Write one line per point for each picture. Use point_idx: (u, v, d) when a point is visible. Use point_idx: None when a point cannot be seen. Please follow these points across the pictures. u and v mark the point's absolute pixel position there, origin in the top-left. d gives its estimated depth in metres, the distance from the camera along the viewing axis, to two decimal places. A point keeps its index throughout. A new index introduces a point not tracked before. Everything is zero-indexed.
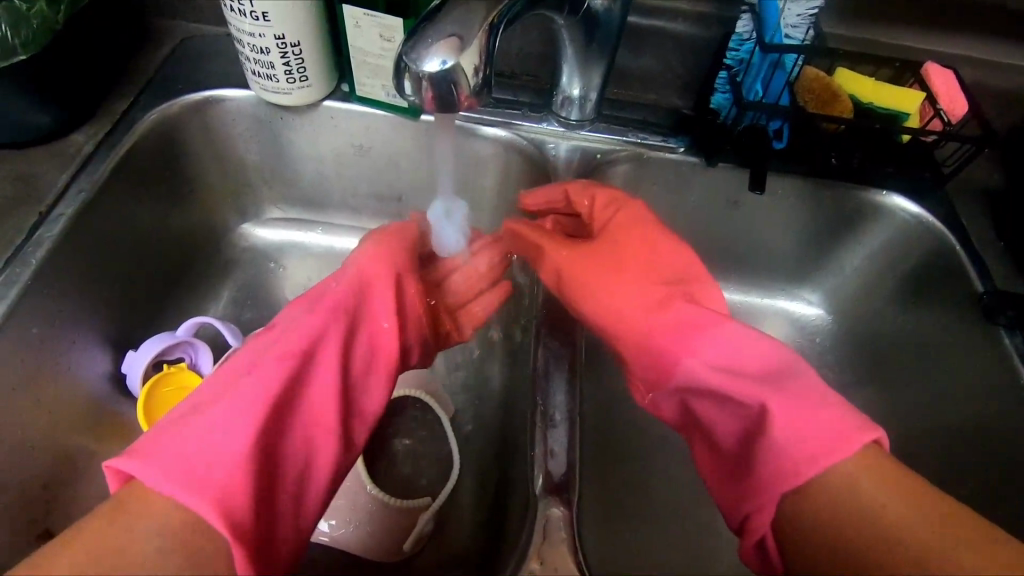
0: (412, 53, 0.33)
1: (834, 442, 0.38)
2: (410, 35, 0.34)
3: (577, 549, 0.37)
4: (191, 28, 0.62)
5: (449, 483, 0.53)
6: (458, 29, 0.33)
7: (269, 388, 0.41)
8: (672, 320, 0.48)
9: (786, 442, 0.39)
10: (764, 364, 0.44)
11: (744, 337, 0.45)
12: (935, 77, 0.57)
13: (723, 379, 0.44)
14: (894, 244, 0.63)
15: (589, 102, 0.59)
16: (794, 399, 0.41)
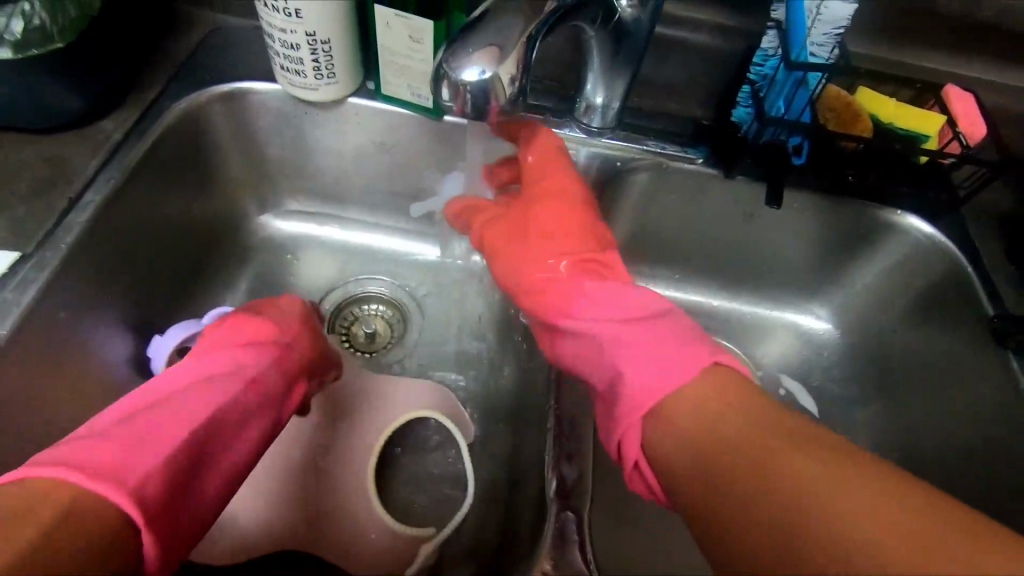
0: (453, 61, 0.34)
1: (677, 367, 0.43)
2: (447, 45, 0.35)
3: (588, 552, 0.38)
4: (219, 18, 0.62)
5: (454, 516, 0.53)
6: (498, 39, 0.34)
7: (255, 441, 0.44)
8: (568, 277, 0.54)
9: (647, 372, 0.44)
10: (642, 308, 0.50)
11: (621, 292, 0.52)
12: (955, 98, 0.58)
13: (615, 332, 0.49)
14: (905, 264, 0.64)
15: (611, 110, 0.59)
16: (656, 336, 0.46)
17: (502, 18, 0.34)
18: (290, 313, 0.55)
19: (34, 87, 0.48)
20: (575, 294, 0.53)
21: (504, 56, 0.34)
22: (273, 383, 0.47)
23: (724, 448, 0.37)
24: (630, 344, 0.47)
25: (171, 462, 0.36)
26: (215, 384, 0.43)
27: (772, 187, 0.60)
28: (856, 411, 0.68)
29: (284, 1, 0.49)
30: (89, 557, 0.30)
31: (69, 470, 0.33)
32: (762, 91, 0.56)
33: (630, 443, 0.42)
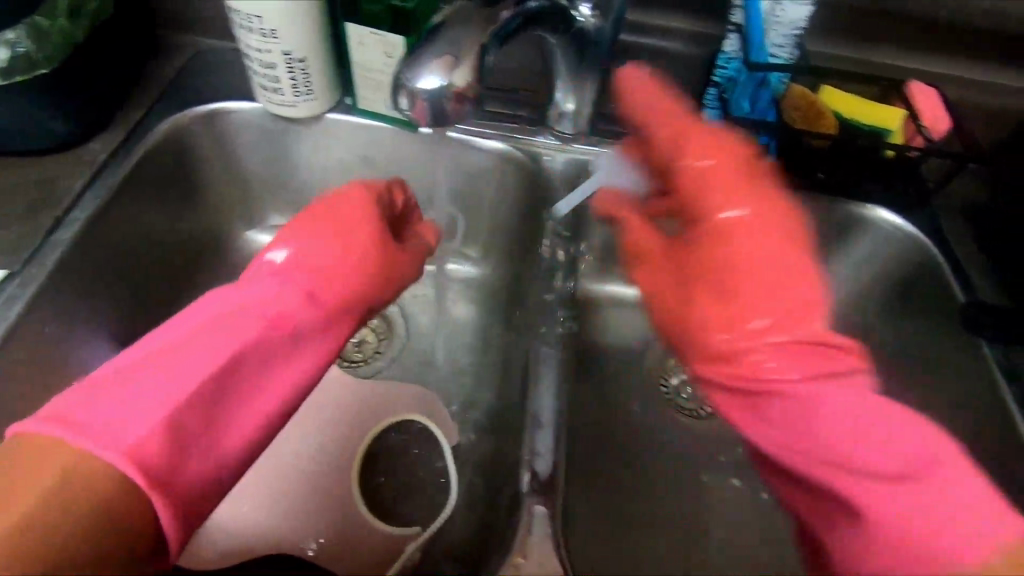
0: (409, 71, 0.35)
1: (977, 506, 0.37)
2: (405, 57, 0.36)
3: (560, 545, 0.38)
4: (202, 42, 0.64)
5: (441, 516, 0.52)
6: (453, 49, 0.35)
7: (297, 376, 0.45)
8: (779, 404, 0.43)
9: (903, 533, 0.38)
10: (907, 458, 0.40)
11: (846, 408, 0.42)
12: (919, 95, 0.60)
13: (863, 422, 0.41)
14: (880, 257, 0.64)
15: (583, 116, 0.61)
16: (922, 501, 0.38)
17: (456, 29, 0.36)
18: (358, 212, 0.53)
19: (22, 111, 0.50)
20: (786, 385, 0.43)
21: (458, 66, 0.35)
22: (312, 316, 0.47)
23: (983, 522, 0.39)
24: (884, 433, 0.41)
25: (182, 415, 0.37)
26: (254, 319, 0.44)
27: None
28: None
29: (260, 23, 0.51)
30: (77, 535, 0.32)
31: (79, 425, 0.35)
32: (726, 93, 0.58)
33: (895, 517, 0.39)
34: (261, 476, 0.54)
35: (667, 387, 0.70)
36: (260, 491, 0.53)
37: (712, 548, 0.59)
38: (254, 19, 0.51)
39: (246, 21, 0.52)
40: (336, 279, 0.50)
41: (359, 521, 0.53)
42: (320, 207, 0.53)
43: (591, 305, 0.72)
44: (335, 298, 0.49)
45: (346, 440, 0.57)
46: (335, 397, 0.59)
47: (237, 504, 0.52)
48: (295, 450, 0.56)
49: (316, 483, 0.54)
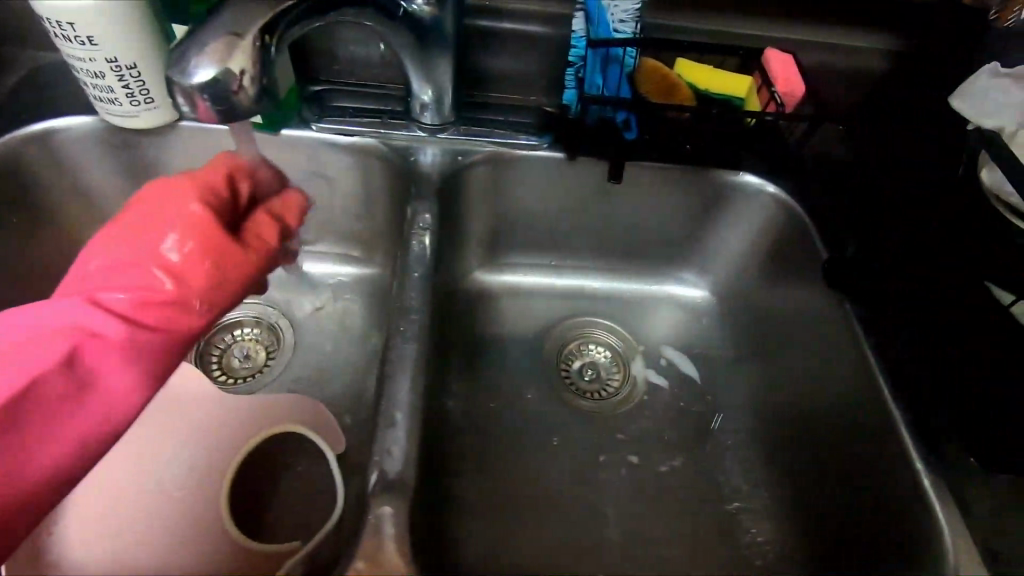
0: (176, 65, 0.32)
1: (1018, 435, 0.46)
2: (174, 49, 0.33)
3: (405, 545, 0.37)
4: (42, 57, 0.61)
5: (323, 529, 0.50)
6: (234, 27, 0.33)
7: (114, 395, 0.45)
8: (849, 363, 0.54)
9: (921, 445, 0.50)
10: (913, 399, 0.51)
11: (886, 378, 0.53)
12: (772, 62, 0.61)
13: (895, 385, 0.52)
14: (757, 221, 0.66)
15: (445, 105, 0.60)
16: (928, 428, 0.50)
17: (228, 11, 0.33)
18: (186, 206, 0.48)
19: None
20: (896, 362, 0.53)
21: (236, 46, 0.33)
22: (145, 329, 0.46)
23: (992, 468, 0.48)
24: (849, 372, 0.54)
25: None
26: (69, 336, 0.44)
27: (612, 164, 0.62)
28: (735, 371, 0.69)
29: (73, 30, 0.48)
30: None
31: None
32: (582, 73, 0.57)
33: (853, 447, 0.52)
34: (120, 508, 0.51)
35: (566, 371, 0.69)
36: (117, 526, 0.50)
37: (611, 526, 0.59)
38: (65, 26, 0.48)
39: (58, 30, 0.48)
40: (165, 280, 0.47)
41: (225, 545, 0.50)
42: (149, 200, 0.49)
43: (486, 296, 0.71)
44: (169, 304, 0.46)
45: (214, 460, 0.54)
46: (203, 416, 0.57)
47: (91, 542, 0.50)
48: (159, 477, 0.53)
49: (180, 508, 0.52)
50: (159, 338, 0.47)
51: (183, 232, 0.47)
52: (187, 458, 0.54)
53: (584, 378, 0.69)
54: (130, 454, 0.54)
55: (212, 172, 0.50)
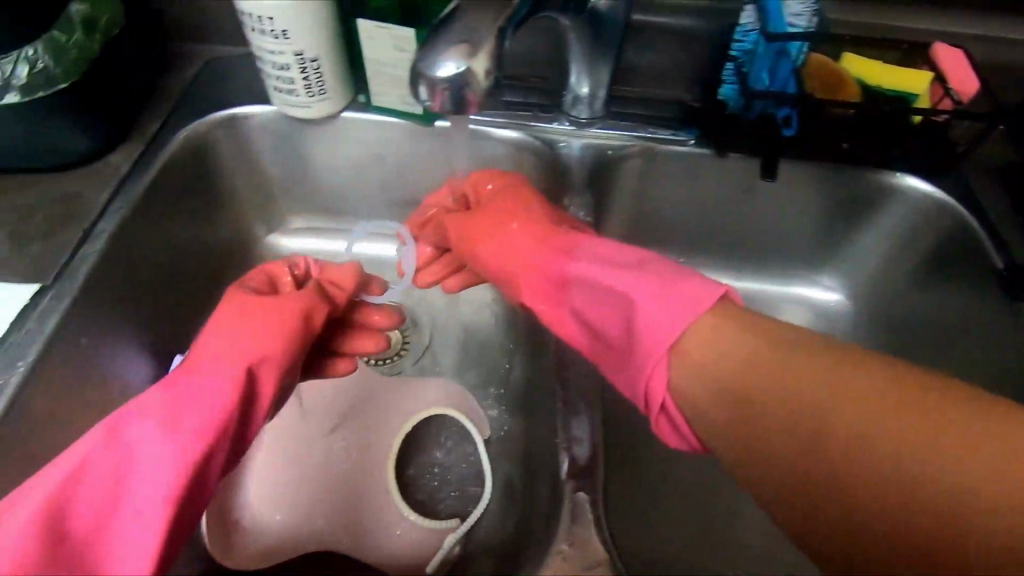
0: (427, 59, 0.34)
1: (671, 321, 0.43)
2: (421, 45, 0.35)
3: (604, 529, 0.38)
4: (216, 50, 0.64)
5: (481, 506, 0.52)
6: (468, 35, 0.34)
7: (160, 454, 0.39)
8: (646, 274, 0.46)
9: (638, 327, 0.44)
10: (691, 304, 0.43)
11: (677, 291, 0.44)
12: (944, 56, 0.58)
13: (646, 310, 0.44)
14: (909, 222, 0.63)
15: (598, 100, 0.61)
16: (665, 298, 0.44)
17: (472, 15, 0.35)
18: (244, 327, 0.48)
19: (44, 126, 0.50)
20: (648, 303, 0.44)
21: (484, 43, 0.35)
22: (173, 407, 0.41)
23: (720, 377, 0.40)
24: (673, 293, 0.44)
25: None
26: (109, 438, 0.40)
27: (766, 160, 0.61)
28: None
29: (271, 24, 0.51)
30: None
31: None
32: (745, 67, 0.56)
33: (658, 387, 0.43)
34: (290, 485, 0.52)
35: None
36: (294, 503, 0.52)
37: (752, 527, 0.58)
38: (265, 20, 0.51)
39: (257, 23, 0.51)
40: (212, 347, 0.47)
41: (397, 518, 0.52)
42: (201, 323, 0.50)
43: None
44: (200, 375, 0.44)
45: (377, 441, 0.56)
46: (356, 397, 0.57)
47: (265, 516, 0.51)
48: (329, 453, 0.54)
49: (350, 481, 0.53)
50: (217, 371, 0.45)
51: (221, 322, 0.48)
52: (355, 438, 0.55)
53: None
54: (295, 434, 0.54)
55: (234, 299, 0.49)
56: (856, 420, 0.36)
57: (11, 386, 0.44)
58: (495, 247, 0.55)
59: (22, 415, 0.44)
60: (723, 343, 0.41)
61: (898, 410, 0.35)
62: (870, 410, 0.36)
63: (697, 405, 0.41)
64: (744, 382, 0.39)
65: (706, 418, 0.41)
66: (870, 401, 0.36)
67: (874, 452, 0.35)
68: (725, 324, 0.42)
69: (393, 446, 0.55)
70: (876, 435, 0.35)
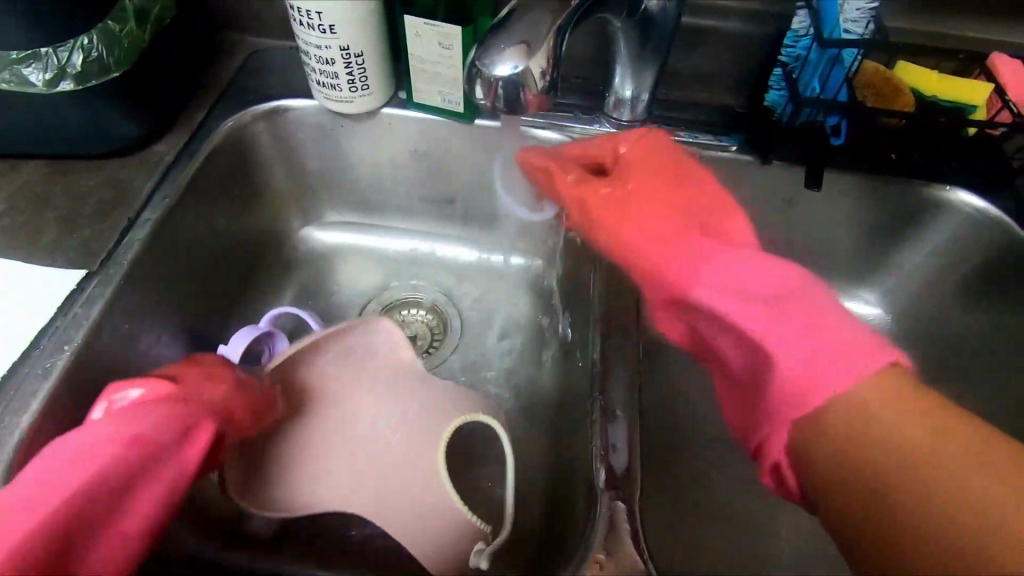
0: (485, 59, 0.35)
1: (844, 354, 0.41)
2: (477, 45, 0.36)
3: (641, 541, 0.37)
4: (260, 42, 0.65)
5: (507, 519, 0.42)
6: (528, 34, 0.35)
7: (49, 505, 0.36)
8: (798, 297, 0.45)
9: (785, 367, 0.42)
10: (843, 346, 0.41)
11: (825, 328, 0.42)
12: (1003, 67, 0.55)
13: (775, 323, 0.44)
14: (957, 241, 0.61)
15: (641, 103, 0.58)
16: (798, 327, 0.43)
17: (529, 14, 0.35)
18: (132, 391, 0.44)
19: (96, 113, 0.51)
20: (785, 326, 0.44)
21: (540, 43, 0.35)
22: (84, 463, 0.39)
23: (844, 434, 0.39)
24: (827, 342, 0.41)
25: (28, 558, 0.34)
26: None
27: (812, 168, 0.59)
28: None
29: (318, 18, 0.51)
30: None
31: None
32: (796, 72, 0.55)
33: (779, 447, 0.43)
34: (323, 440, 0.51)
35: None
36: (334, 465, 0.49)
37: (785, 545, 0.56)
38: (313, 14, 0.51)
39: (304, 17, 0.51)
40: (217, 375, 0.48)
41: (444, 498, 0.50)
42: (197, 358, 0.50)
43: None
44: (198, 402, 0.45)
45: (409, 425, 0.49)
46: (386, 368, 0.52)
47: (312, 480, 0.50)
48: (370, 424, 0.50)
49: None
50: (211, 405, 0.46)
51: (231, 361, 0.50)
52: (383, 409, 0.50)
53: None
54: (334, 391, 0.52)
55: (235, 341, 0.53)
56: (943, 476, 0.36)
57: (59, 368, 0.45)
58: (634, 228, 0.54)
59: (66, 397, 0.45)
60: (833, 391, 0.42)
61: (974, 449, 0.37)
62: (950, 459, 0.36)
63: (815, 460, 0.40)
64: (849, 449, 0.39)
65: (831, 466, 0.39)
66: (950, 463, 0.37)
67: (956, 522, 0.35)
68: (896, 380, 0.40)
69: (436, 431, 0.47)
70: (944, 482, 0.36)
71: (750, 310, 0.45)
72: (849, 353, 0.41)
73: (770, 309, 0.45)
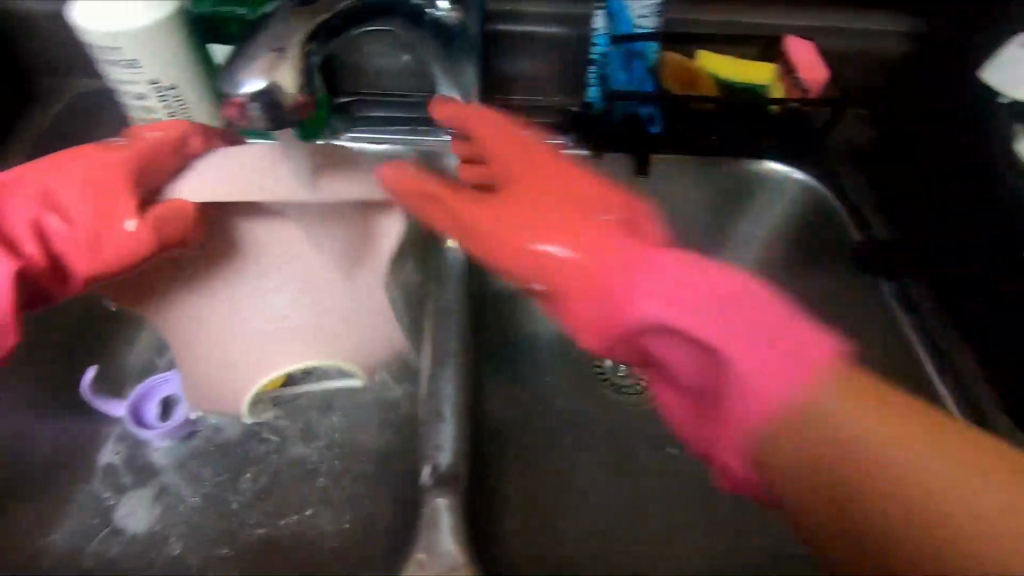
0: (230, 80, 0.34)
1: (762, 366, 0.44)
2: (225, 67, 0.35)
3: (462, 529, 0.38)
4: (85, 83, 0.63)
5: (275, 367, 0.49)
6: (272, 52, 0.35)
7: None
8: (714, 290, 0.45)
9: (731, 357, 0.44)
10: (670, 300, 0.45)
11: (689, 292, 0.45)
12: (794, 47, 0.61)
13: (677, 302, 0.45)
14: (785, 207, 0.65)
15: (471, 108, 0.61)
16: (750, 326, 0.44)
17: (275, 34, 0.36)
18: (77, 168, 0.45)
19: None
20: (670, 277, 0.46)
21: (288, 55, 0.35)
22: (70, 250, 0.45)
23: (811, 470, 0.42)
24: (761, 323, 0.44)
25: None
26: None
27: (638, 157, 0.61)
28: None
29: (119, 54, 0.50)
30: None
31: None
32: (605, 69, 0.58)
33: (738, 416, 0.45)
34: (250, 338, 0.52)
35: (600, 368, 0.69)
36: None
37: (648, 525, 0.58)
38: (113, 51, 0.50)
39: (106, 55, 0.51)
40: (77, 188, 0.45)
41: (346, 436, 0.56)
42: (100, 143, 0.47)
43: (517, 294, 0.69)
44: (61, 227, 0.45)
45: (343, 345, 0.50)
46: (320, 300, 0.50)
47: None
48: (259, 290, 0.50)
49: (256, 496, 0.55)
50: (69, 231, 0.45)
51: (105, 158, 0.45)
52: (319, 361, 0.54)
53: (619, 374, 0.69)
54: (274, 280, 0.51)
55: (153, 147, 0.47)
56: (885, 462, 0.40)
57: None
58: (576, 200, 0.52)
59: None
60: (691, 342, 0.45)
61: (966, 484, 0.39)
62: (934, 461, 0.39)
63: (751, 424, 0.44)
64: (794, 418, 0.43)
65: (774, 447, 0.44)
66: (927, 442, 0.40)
67: (915, 513, 0.39)
68: (841, 370, 0.43)
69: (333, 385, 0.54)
70: (906, 461, 0.40)
71: (676, 288, 0.46)
72: (730, 305, 0.45)
73: (696, 289, 0.45)
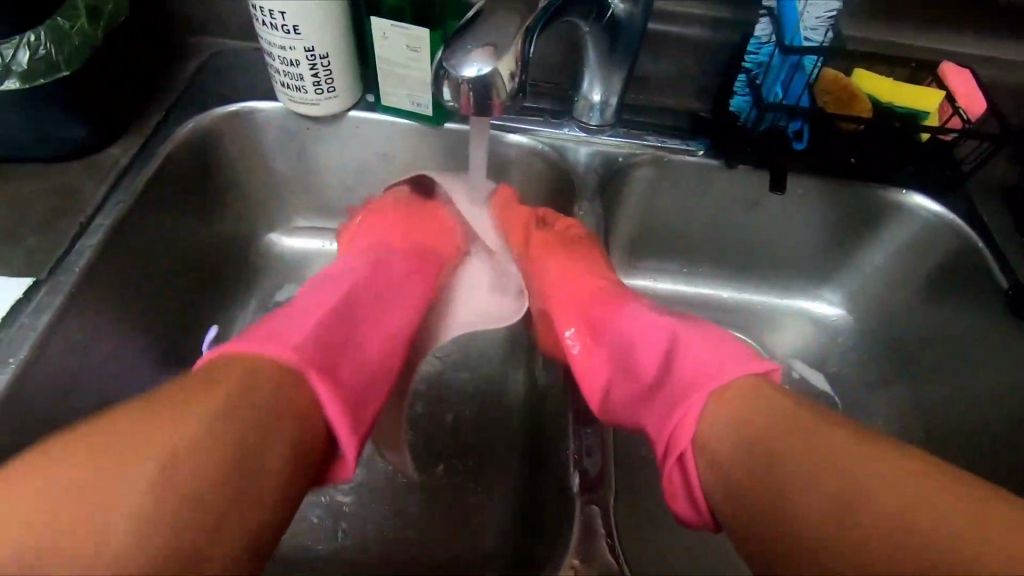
0: (451, 60, 0.34)
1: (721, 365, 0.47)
2: (444, 46, 0.35)
3: (616, 543, 0.37)
4: (220, 43, 0.63)
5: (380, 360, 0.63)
6: (495, 37, 0.34)
7: (356, 283, 0.53)
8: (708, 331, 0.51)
9: (691, 348, 0.49)
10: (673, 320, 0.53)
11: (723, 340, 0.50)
12: (952, 75, 0.58)
13: (705, 330, 0.52)
14: (913, 241, 0.63)
15: (610, 107, 0.59)
16: (717, 351, 0.49)
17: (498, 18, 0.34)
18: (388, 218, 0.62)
19: (42, 116, 0.49)
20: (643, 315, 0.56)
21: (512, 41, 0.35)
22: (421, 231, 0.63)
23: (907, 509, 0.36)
24: (727, 346, 0.49)
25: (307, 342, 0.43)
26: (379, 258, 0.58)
27: (775, 173, 0.61)
28: (878, 391, 0.66)
29: (282, 18, 0.49)
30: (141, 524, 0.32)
31: (242, 356, 0.40)
32: (759, 78, 0.57)
33: (684, 432, 0.45)
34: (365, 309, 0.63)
35: None
36: None
37: None
38: (276, 14, 0.49)
39: (267, 17, 0.50)
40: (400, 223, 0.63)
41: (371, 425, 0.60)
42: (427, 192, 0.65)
43: None
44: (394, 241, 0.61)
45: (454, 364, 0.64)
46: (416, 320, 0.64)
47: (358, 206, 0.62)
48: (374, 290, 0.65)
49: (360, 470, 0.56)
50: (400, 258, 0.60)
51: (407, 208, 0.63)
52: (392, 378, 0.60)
53: None
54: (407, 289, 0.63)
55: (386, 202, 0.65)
56: (860, 484, 0.37)
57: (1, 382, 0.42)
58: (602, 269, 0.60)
59: (8, 409, 0.42)
60: (754, 399, 0.44)
61: (940, 512, 0.35)
62: (902, 488, 0.36)
63: (709, 446, 0.43)
64: (756, 439, 0.41)
65: (711, 464, 0.43)
66: (907, 491, 0.36)
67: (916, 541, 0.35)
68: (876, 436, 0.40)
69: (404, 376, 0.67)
70: (895, 503, 0.36)
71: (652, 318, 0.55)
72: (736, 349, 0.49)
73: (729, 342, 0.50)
